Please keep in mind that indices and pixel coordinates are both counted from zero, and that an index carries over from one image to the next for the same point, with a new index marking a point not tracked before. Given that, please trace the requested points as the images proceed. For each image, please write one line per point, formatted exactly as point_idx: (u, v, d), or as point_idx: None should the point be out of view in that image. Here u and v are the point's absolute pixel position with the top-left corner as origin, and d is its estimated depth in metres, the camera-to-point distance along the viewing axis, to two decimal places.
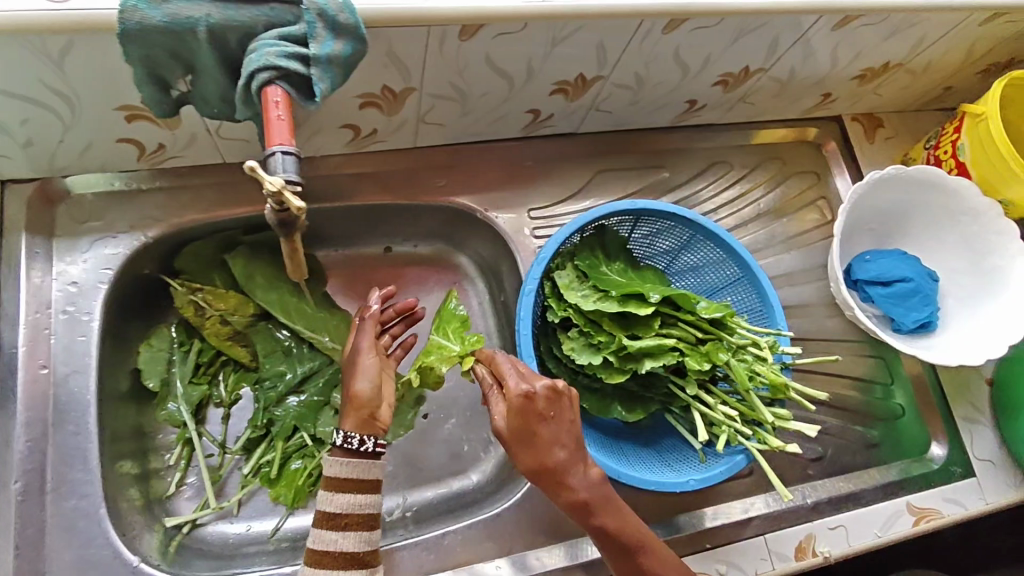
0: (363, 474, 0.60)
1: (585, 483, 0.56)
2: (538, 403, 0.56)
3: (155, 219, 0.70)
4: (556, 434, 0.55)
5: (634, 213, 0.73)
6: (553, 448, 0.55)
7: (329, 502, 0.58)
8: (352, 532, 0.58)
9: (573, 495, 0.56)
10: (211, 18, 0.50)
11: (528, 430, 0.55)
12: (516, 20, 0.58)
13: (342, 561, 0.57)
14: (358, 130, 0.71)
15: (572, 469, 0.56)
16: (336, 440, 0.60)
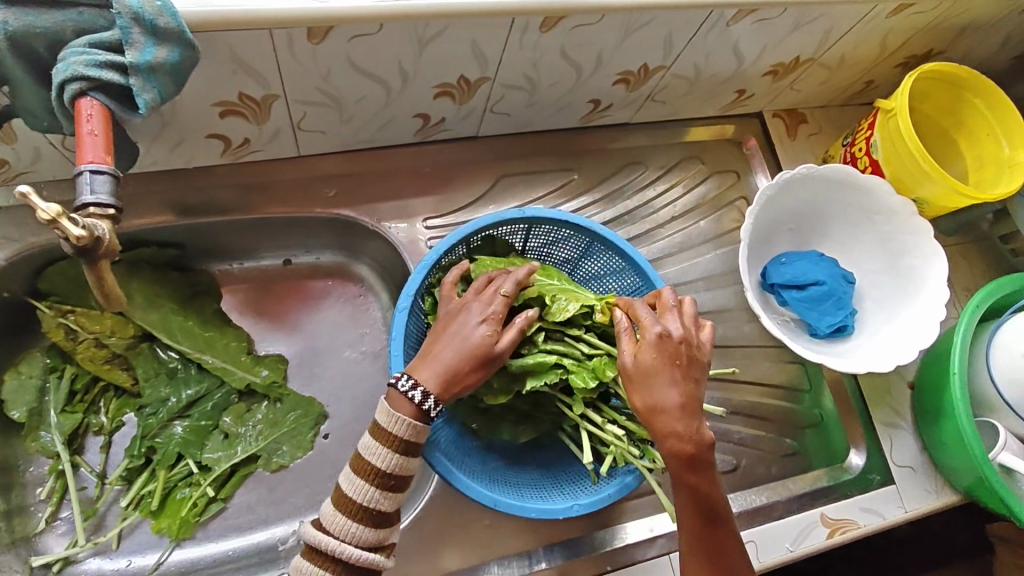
0: (419, 435, 0.54)
1: (697, 435, 0.50)
2: (678, 346, 0.53)
3: (10, 239, 0.66)
4: (680, 378, 0.52)
5: (525, 222, 0.69)
6: (671, 391, 0.51)
7: (377, 456, 0.52)
8: (394, 492, 0.53)
9: (678, 444, 0.50)
10: (9, 25, 0.45)
11: (658, 368, 0.52)
12: (371, 21, 0.54)
13: (372, 519, 0.52)
14: (228, 140, 0.67)
15: (689, 419, 0.50)
16: (417, 397, 0.53)
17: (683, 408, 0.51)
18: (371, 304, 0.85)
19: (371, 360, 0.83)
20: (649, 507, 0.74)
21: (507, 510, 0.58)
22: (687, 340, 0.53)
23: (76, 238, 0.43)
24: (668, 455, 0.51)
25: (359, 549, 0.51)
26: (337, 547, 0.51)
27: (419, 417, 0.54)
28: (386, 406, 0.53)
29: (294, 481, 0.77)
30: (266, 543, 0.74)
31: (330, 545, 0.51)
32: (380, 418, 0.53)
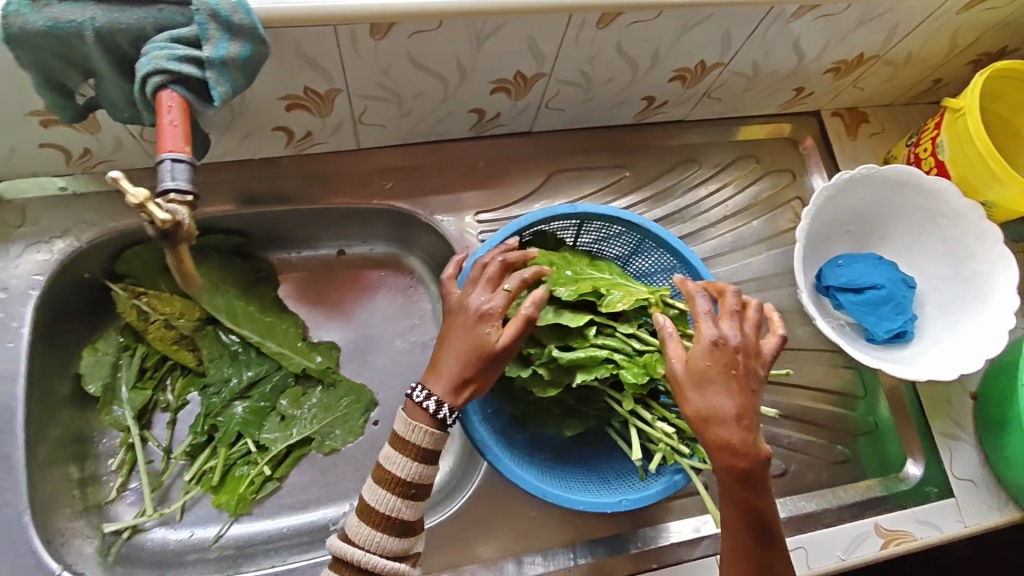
0: (437, 444, 0.56)
1: (752, 449, 0.50)
2: (735, 355, 0.51)
3: (91, 223, 0.69)
4: (736, 389, 0.50)
5: (576, 217, 0.69)
6: (728, 401, 0.50)
7: (398, 465, 0.54)
8: (415, 501, 0.55)
9: (733, 457, 0.50)
10: (97, 21, 0.48)
11: (714, 376, 0.50)
12: (431, 17, 0.56)
13: (397, 529, 0.54)
14: (292, 132, 0.69)
15: (744, 432, 0.50)
16: (433, 408, 0.55)
17: (738, 420, 0.50)
18: (421, 296, 0.87)
19: (421, 351, 0.85)
20: (695, 507, 0.73)
21: (554, 501, 0.58)
22: (743, 347, 0.52)
23: (161, 220, 0.46)
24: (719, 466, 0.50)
25: (385, 558, 0.53)
26: (364, 557, 0.52)
27: (436, 425, 0.56)
28: (405, 420, 0.55)
29: (343, 464, 0.80)
30: (317, 524, 0.77)
31: (358, 555, 0.53)
32: (400, 432, 0.55)
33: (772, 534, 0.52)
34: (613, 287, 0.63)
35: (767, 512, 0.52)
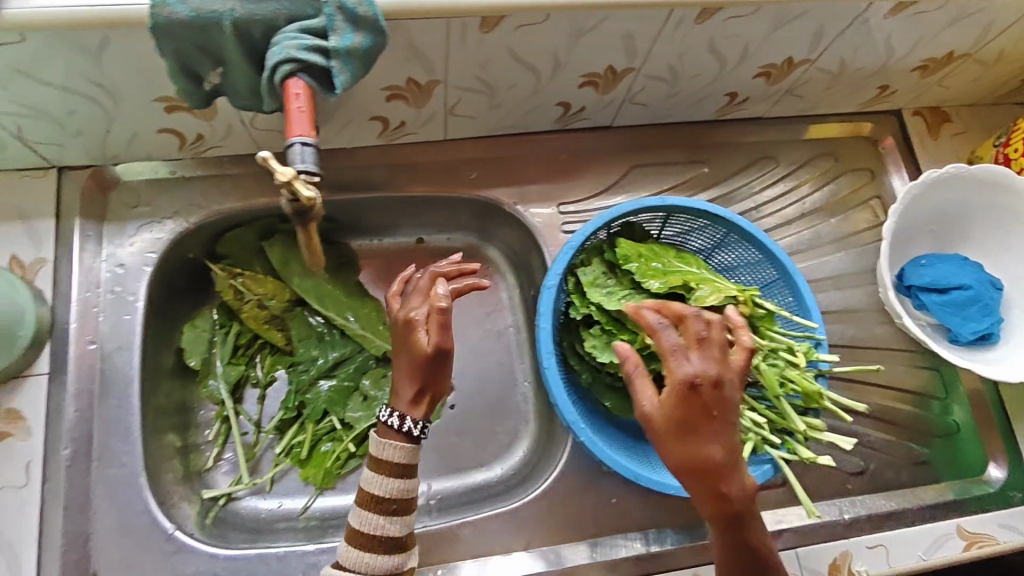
0: (411, 458, 0.60)
1: (741, 492, 0.47)
2: (717, 393, 0.45)
3: (199, 205, 0.73)
4: (720, 435, 0.45)
5: (664, 211, 0.71)
6: (715, 449, 0.45)
7: (377, 485, 0.58)
8: (398, 516, 0.59)
9: (728, 504, 0.47)
10: (234, 13, 0.51)
11: (695, 424, 0.45)
12: (538, 11, 0.57)
13: (386, 546, 0.58)
14: (387, 122, 0.71)
15: (732, 475, 0.46)
16: (401, 425, 0.59)
17: (726, 466, 0.46)
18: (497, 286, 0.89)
19: (495, 339, 0.87)
20: (772, 500, 0.73)
21: (647, 484, 0.61)
22: (724, 383, 0.45)
23: (309, 197, 0.50)
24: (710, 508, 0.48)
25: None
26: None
27: (408, 440, 0.60)
28: (377, 443, 0.59)
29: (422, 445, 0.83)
30: None
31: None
32: (375, 455, 0.59)
33: (773, 560, 0.50)
34: (704, 281, 0.65)
35: (761, 540, 0.50)
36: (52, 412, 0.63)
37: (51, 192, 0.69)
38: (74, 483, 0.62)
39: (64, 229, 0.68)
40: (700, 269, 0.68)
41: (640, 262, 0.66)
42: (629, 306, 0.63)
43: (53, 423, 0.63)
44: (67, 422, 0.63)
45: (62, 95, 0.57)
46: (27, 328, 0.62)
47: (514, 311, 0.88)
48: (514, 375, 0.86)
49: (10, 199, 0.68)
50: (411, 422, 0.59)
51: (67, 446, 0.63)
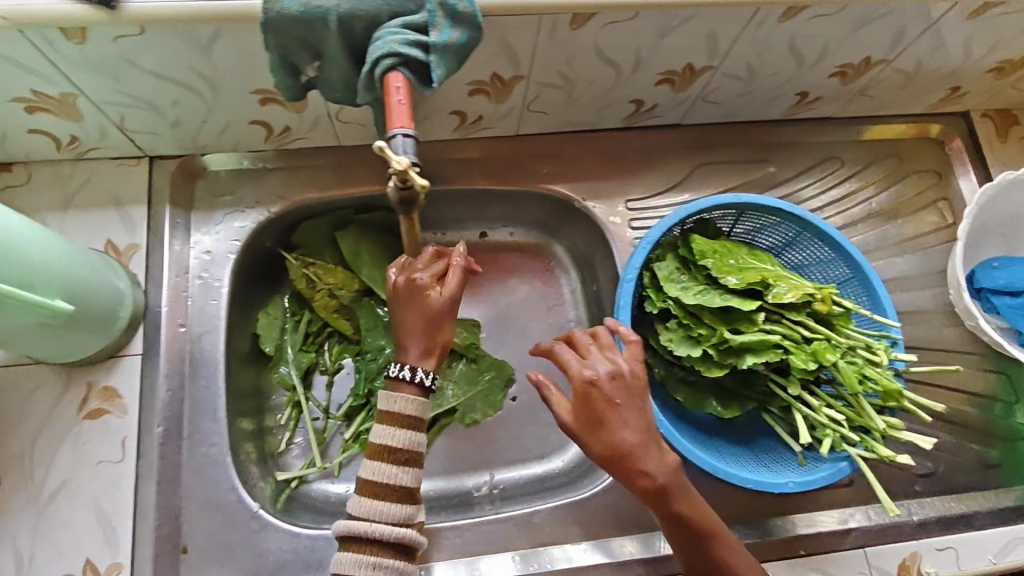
0: (422, 413, 0.61)
1: (661, 469, 0.54)
2: (613, 384, 0.54)
3: (280, 195, 0.75)
4: (625, 421, 0.53)
5: (737, 208, 0.71)
6: (625, 431, 0.53)
7: (392, 436, 0.58)
8: (409, 467, 0.59)
9: (650, 480, 0.54)
10: (341, 8, 0.53)
11: (604, 413, 0.53)
12: (629, 8, 0.58)
13: (398, 495, 0.58)
14: (465, 116, 0.73)
15: (648, 454, 0.54)
16: (417, 377, 0.60)
17: (640, 447, 0.54)
18: (559, 281, 0.90)
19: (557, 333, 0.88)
20: (840, 499, 0.74)
21: (725, 478, 0.62)
22: (619, 376, 0.54)
23: (422, 186, 0.47)
24: (642, 494, 0.55)
25: (389, 524, 0.56)
26: (369, 527, 0.56)
27: (419, 392, 0.61)
28: (388, 397, 0.60)
29: (485, 435, 0.84)
30: (462, 489, 0.82)
31: (362, 527, 0.55)
32: (385, 407, 0.59)
33: (710, 525, 0.57)
34: (781, 277, 0.65)
35: (694, 510, 0.56)
36: (146, 391, 0.66)
37: (144, 181, 0.72)
38: (167, 459, 0.65)
39: (155, 216, 0.71)
40: (774, 265, 0.68)
41: (715, 258, 0.67)
42: (706, 300, 0.64)
43: (146, 402, 0.66)
44: (159, 401, 0.66)
45: (170, 87, 0.60)
46: (126, 310, 0.65)
47: (576, 305, 0.89)
48: None
49: (106, 187, 0.71)
50: (425, 373, 0.61)
51: (160, 424, 0.65)
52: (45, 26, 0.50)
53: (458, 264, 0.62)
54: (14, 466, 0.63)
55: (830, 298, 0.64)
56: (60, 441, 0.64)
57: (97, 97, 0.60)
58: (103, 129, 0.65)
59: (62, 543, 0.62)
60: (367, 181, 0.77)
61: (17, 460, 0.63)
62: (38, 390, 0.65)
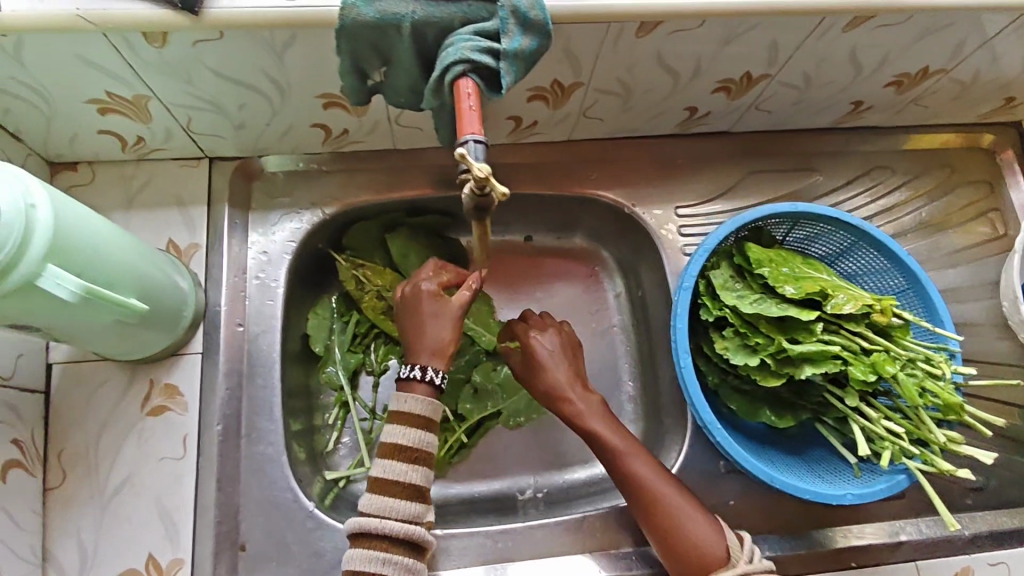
0: (433, 413, 0.61)
1: (584, 401, 0.69)
2: (556, 341, 0.73)
3: (334, 198, 0.76)
4: (557, 362, 0.71)
5: (792, 217, 0.71)
6: (555, 369, 0.70)
7: (404, 435, 0.59)
8: (418, 465, 0.59)
9: (571, 407, 0.69)
10: (415, 15, 0.53)
11: (543, 359, 0.71)
12: (696, 17, 0.58)
13: (408, 493, 0.58)
14: (520, 121, 0.73)
15: (572, 388, 0.70)
16: (431, 377, 0.61)
17: (565, 382, 0.70)
18: (604, 286, 0.89)
19: (601, 338, 0.88)
20: (891, 511, 0.73)
21: (783, 488, 0.62)
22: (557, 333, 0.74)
23: (501, 194, 0.48)
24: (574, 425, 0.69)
25: (400, 520, 0.57)
26: (379, 523, 0.57)
27: (432, 393, 0.61)
28: (399, 398, 0.60)
29: (529, 439, 0.84)
30: (507, 492, 0.82)
31: (373, 523, 0.57)
32: (396, 407, 0.60)
33: (638, 463, 0.65)
34: (839, 288, 0.65)
35: (621, 446, 0.65)
36: (206, 389, 0.67)
37: (204, 182, 0.73)
38: (226, 457, 0.66)
39: (215, 217, 0.72)
40: (829, 275, 0.68)
41: (772, 267, 0.67)
42: (764, 309, 0.64)
43: (207, 399, 0.67)
44: (219, 399, 0.67)
45: (238, 90, 0.61)
46: (190, 309, 0.66)
47: (620, 312, 0.88)
48: (620, 374, 0.86)
49: (168, 187, 0.72)
50: (435, 372, 0.61)
51: (220, 422, 0.67)
52: (128, 31, 0.51)
53: (473, 278, 0.66)
54: (79, 461, 0.65)
55: (888, 309, 0.64)
56: (124, 437, 0.65)
57: (169, 100, 0.61)
58: (170, 131, 0.67)
59: (125, 537, 0.63)
60: (419, 185, 0.78)
61: (82, 455, 0.65)
62: (102, 387, 0.66)
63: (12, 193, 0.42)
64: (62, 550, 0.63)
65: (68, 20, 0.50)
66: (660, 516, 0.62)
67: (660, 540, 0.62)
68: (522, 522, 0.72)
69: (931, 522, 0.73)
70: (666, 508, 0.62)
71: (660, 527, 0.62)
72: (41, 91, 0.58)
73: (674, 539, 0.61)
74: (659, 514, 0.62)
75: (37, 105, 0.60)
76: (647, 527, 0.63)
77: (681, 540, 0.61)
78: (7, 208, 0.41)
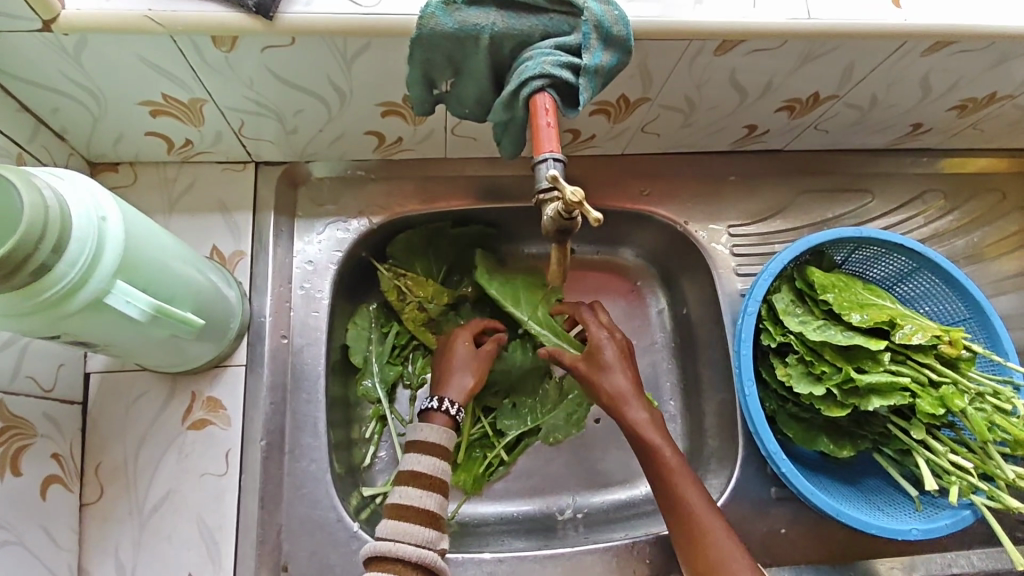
0: (448, 443, 0.63)
1: (642, 413, 0.66)
2: (617, 344, 0.70)
3: (380, 206, 0.73)
4: (617, 370, 0.68)
5: (855, 241, 0.69)
6: (618, 376, 0.67)
7: (420, 462, 0.60)
8: (432, 491, 0.59)
9: (633, 416, 0.66)
10: (496, 27, 0.51)
11: (609, 362, 0.68)
12: (778, 37, 0.56)
13: (424, 518, 0.57)
14: (578, 134, 0.71)
15: (631, 398, 0.67)
16: (446, 409, 0.65)
17: (629, 391, 0.67)
18: (646, 302, 0.88)
19: (643, 355, 0.85)
20: (945, 545, 0.71)
21: (848, 522, 0.61)
22: (616, 336, 0.71)
23: (595, 221, 0.44)
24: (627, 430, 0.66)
25: (414, 544, 0.55)
26: (393, 546, 0.55)
27: (450, 425, 0.65)
28: (416, 427, 0.63)
29: (572, 457, 0.81)
30: (545, 512, 0.79)
31: (386, 546, 0.55)
32: (414, 438, 0.62)
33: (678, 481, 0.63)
34: (906, 317, 0.63)
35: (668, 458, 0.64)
36: (249, 403, 0.65)
37: (248, 187, 0.70)
38: (270, 473, 0.64)
39: (261, 223, 0.70)
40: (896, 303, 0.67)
41: (838, 293, 0.65)
42: (830, 337, 0.62)
43: (250, 413, 0.65)
44: (262, 413, 0.65)
45: (297, 95, 0.59)
46: (237, 319, 0.65)
47: (663, 329, 0.87)
48: (662, 394, 0.84)
49: (211, 191, 0.70)
50: (451, 402, 0.65)
51: (262, 437, 0.64)
52: (199, 34, 0.49)
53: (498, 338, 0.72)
54: (117, 475, 0.62)
55: (958, 341, 0.62)
56: (164, 451, 0.63)
57: (225, 103, 0.59)
58: (220, 134, 0.64)
59: (164, 556, 0.61)
60: (467, 195, 0.75)
61: (120, 469, 0.62)
62: (142, 398, 0.64)
63: (85, 208, 0.41)
64: (99, 568, 0.60)
65: (135, 21, 0.48)
66: (693, 534, 0.61)
67: (690, 559, 0.61)
68: (570, 546, 0.70)
69: (984, 555, 0.71)
70: (704, 531, 0.61)
71: (690, 543, 0.61)
72: (94, 93, 0.56)
73: (709, 566, 0.60)
74: (696, 534, 0.61)
75: (87, 104, 0.57)
76: (678, 542, 0.62)
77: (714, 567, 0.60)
78: (79, 224, 0.40)
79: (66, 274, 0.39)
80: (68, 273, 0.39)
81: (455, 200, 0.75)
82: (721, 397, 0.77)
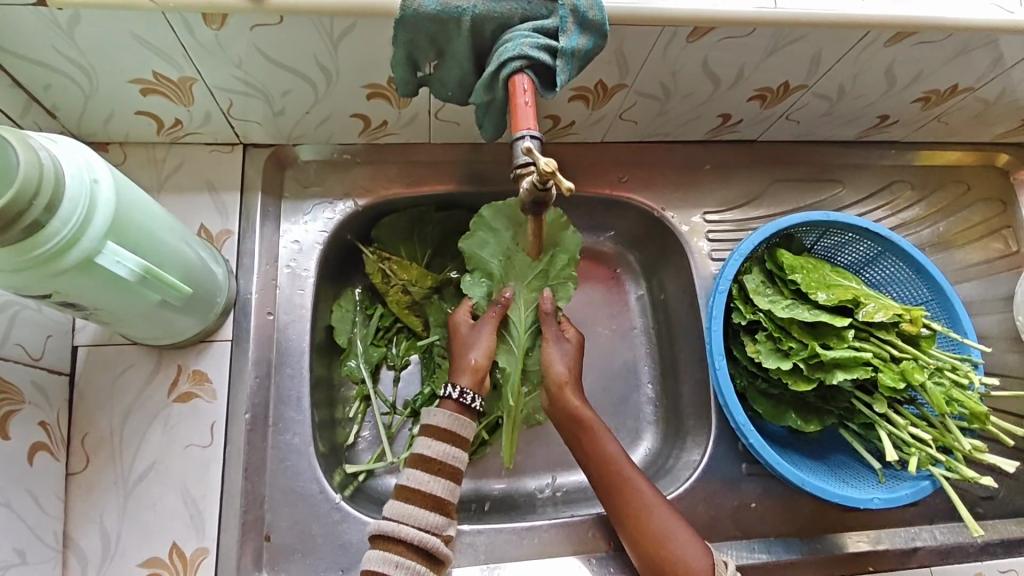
0: (464, 430, 0.61)
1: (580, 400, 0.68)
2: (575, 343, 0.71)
3: (365, 189, 0.75)
4: (562, 358, 0.69)
5: (823, 225, 0.72)
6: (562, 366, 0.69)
7: (431, 447, 0.59)
8: (442, 477, 0.58)
9: (573, 405, 0.67)
10: (477, 9, 0.53)
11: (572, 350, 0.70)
12: (746, 24, 0.59)
13: (431, 504, 0.57)
14: (559, 120, 0.74)
15: (570, 385, 0.69)
16: (451, 393, 0.62)
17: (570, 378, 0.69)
18: (625, 288, 0.90)
19: (621, 340, 0.88)
20: (907, 520, 0.74)
21: (812, 490, 0.63)
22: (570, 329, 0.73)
23: (567, 189, 0.46)
24: (564, 416, 0.68)
25: (417, 529, 0.55)
26: (398, 527, 0.55)
27: (461, 411, 0.62)
28: (430, 411, 0.61)
29: (552, 437, 0.83)
30: (525, 491, 0.80)
31: (390, 526, 0.55)
32: (426, 421, 0.61)
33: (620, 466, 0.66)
34: (869, 297, 0.66)
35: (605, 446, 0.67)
36: (235, 375, 0.66)
37: (236, 169, 0.72)
38: (253, 447, 0.65)
39: (248, 204, 0.72)
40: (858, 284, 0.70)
41: (805, 274, 0.68)
42: (798, 315, 0.65)
43: (235, 385, 0.66)
44: (248, 386, 0.67)
45: (284, 75, 0.61)
46: (223, 294, 0.66)
47: (642, 315, 0.89)
48: (640, 377, 0.86)
49: (200, 172, 0.71)
50: (454, 386, 0.62)
51: (247, 410, 0.66)
52: (190, 11, 0.51)
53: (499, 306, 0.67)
54: (103, 445, 0.63)
55: (919, 320, 0.65)
56: (150, 422, 0.64)
57: (214, 81, 0.61)
58: (209, 114, 0.66)
59: (147, 524, 0.62)
60: (450, 180, 0.77)
61: (106, 439, 0.63)
62: (129, 371, 0.65)
63: (78, 169, 0.43)
64: (84, 537, 0.61)
65: None
66: (638, 517, 0.63)
67: (637, 544, 0.63)
68: (547, 519, 0.72)
69: (945, 529, 0.74)
70: (648, 514, 0.63)
71: (636, 524, 0.63)
72: (87, 70, 0.58)
73: (658, 545, 0.62)
74: (640, 520, 0.63)
75: (79, 82, 0.59)
76: (622, 527, 0.64)
77: (664, 552, 0.61)
78: (73, 184, 0.42)
79: (59, 231, 0.41)
80: (61, 230, 0.41)
81: (438, 185, 0.77)
82: (696, 379, 0.80)
